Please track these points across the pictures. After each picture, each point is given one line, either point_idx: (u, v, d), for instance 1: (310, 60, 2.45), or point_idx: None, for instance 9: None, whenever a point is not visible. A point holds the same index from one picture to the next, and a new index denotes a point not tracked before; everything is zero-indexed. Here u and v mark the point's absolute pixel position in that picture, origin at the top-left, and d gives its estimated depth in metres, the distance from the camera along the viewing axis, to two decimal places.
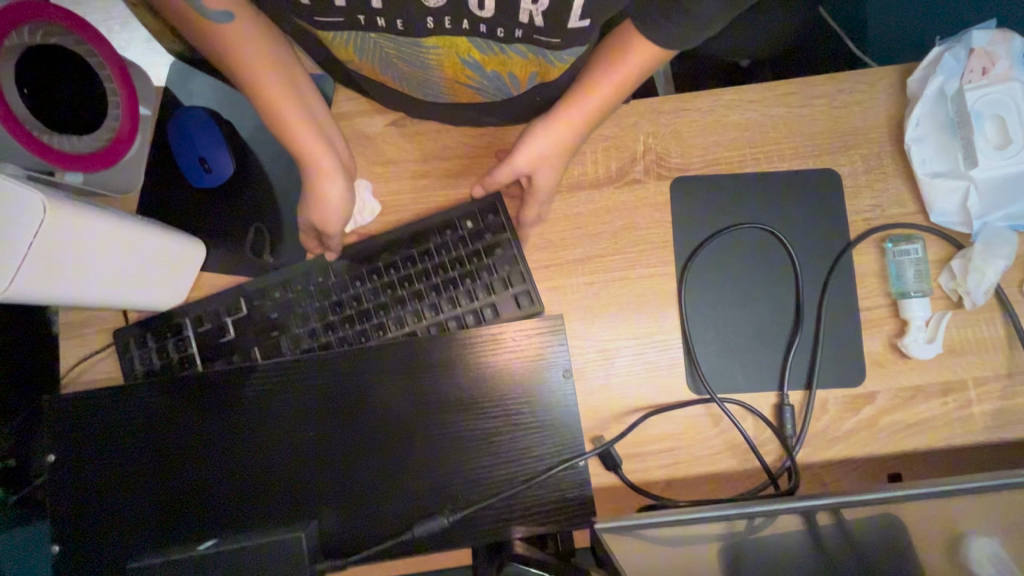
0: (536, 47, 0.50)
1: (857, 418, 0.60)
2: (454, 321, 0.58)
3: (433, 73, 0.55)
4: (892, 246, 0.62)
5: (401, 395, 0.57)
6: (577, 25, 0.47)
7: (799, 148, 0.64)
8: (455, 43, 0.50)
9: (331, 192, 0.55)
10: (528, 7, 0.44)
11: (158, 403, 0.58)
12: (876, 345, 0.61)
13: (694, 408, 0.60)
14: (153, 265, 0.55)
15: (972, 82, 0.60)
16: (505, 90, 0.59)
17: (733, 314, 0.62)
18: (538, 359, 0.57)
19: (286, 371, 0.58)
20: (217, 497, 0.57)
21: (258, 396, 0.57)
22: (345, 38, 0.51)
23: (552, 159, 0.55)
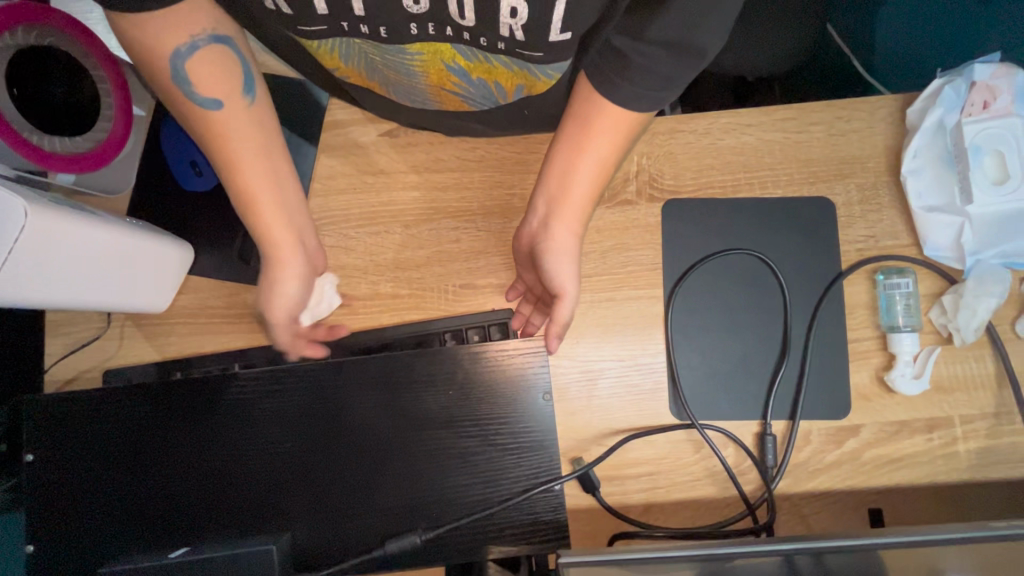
0: (520, 60, 0.50)
1: (840, 450, 0.60)
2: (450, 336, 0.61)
3: (419, 81, 0.55)
4: (882, 279, 0.61)
5: (382, 410, 0.57)
6: (559, 39, 0.46)
7: (794, 175, 0.63)
8: (438, 48, 0.49)
9: (284, 292, 0.54)
10: (508, 21, 0.44)
11: (134, 408, 0.58)
12: (862, 377, 0.61)
13: (675, 433, 0.60)
14: (142, 254, 0.55)
15: (973, 115, 0.60)
16: (489, 101, 0.57)
17: (719, 341, 0.62)
18: (518, 378, 0.57)
19: (265, 379, 0.58)
20: (195, 502, 0.57)
21: (236, 404, 0.58)
22: (330, 43, 0.50)
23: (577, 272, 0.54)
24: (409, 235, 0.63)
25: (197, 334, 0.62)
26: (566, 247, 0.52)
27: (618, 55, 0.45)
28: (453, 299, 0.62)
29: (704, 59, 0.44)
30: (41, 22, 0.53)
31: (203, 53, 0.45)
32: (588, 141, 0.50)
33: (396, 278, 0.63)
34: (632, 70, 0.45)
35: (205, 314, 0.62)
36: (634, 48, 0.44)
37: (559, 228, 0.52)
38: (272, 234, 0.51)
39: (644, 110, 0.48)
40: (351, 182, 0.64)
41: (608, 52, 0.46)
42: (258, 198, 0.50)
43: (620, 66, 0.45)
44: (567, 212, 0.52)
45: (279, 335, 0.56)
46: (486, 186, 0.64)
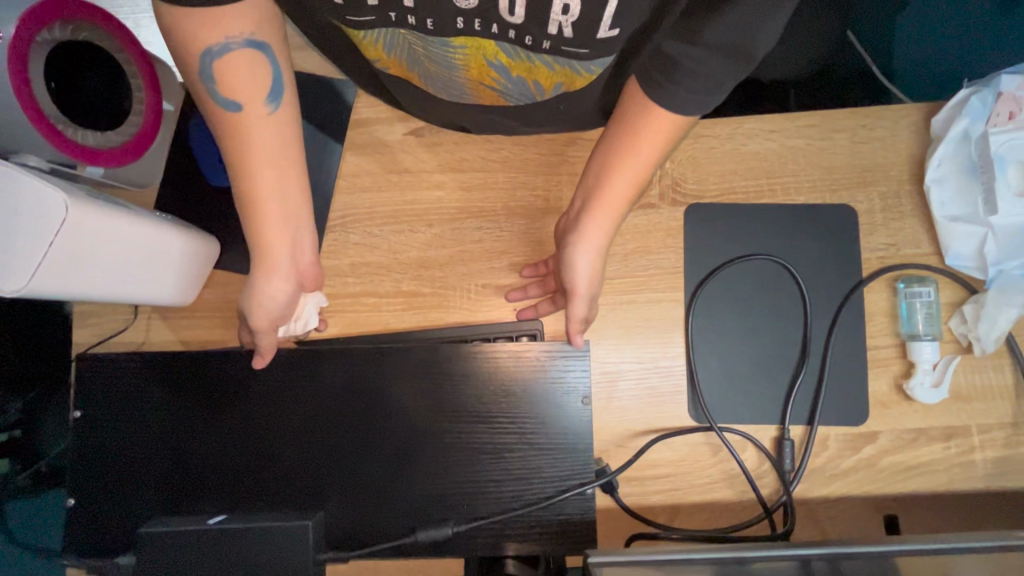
0: (562, 58, 0.50)
1: (857, 456, 0.60)
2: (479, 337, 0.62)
3: (459, 74, 0.54)
4: (904, 287, 0.61)
5: (418, 398, 0.56)
6: (605, 35, 0.46)
7: (816, 182, 0.64)
8: (482, 44, 0.49)
9: (264, 297, 0.53)
10: (557, 17, 0.44)
11: (174, 377, 0.57)
12: (880, 384, 0.61)
13: (694, 436, 0.60)
14: (175, 242, 0.56)
15: (998, 125, 0.59)
16: (527, 97, 0.57)
17: (739, 345, 0.62)
18: (561, 375, 0.56)
19: (309, 360, 0.57)
20: (224, 475, 0.55)
21: (277, 383, 0.57)
22: (376, 33, 0.50)
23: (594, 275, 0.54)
24: (433, 233, 0.64)
25: (222, 329, 0.63)
26: (593, 244, 0.52)
27: (669, 58, 0.45)
28: (475, 298, 0.63)
29: (754, 63, 0.44)
30: (79, 18, 0.53)
31: (234, 54, 0.46)
32: (636, 139, 0.49)
33: (418, 277, 0.63)
34: (680, 71, 0.45)
35: (231, 307, 0.63)
36: (684, 51, 0.44)
37: (590, 225, 0.52)
38: (267, 239, 0.51)
39: (685, 116, 0.47)
40: (376, 180, 0.65)
41: (658, 52, 0.46)
42: (265, 198, 0.50)
43: (667, 67, 0.45)
44: (601, 211, 0.52)
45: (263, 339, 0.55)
46: (510, 187, 0.64)
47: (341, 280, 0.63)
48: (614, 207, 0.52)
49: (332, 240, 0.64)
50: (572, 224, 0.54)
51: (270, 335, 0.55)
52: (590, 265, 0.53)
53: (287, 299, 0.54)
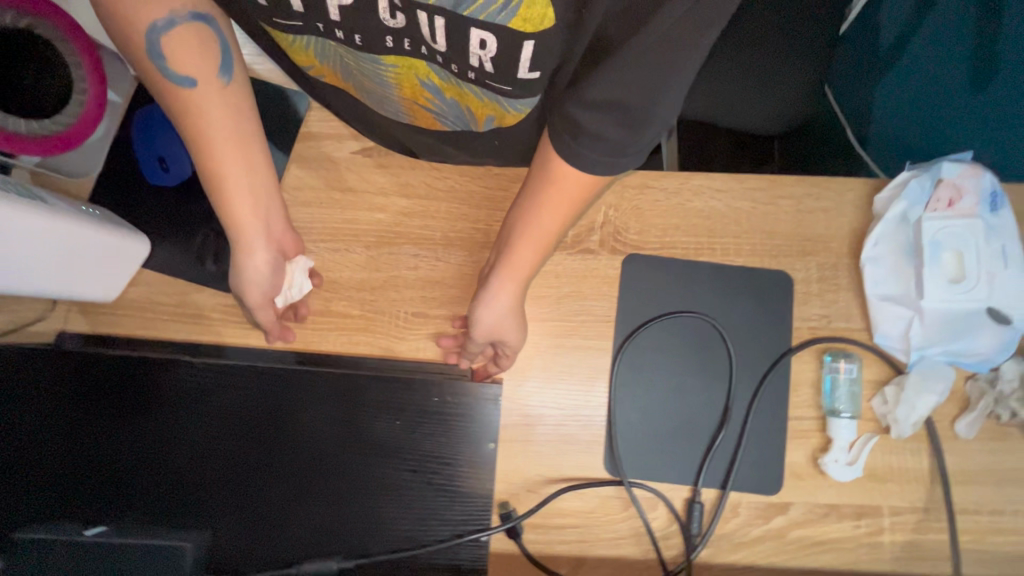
0: (489, 92, 0.50)
1: (767, 526, 0.59)
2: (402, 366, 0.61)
3: (392, 92, 0.55)
4: (829, 360, 0.61)
5: (326, 426, 0.55)
6: (526, 76, 0.47)
7: (756, 246, 0.64)
8: (413, 64, 0.50)
9: (247, 270, 0.56)
10: (476, 52, 0.45)
11: (89, 376, 0.56)
12: (797, 455, 0.60)
13: (606, 488, 0.59)
14: (96, 238, 0.56)
15: (937, 210, 0.60)
16: (462, 122, 0.57)
17: (663, 401, 0.61)
18: (475, 414, 0.56)
19: (223, 375, 0.56)
20: (120, 482, 0.54)
21: (187, 392, 0.56)
22: (307, 40, 0.51)
23: (506, 324, 0.55)
24: (368, 256, 0.63)
25: (140, 330, 0.61)
26: (500, 305, 0.53)
27: (573, 121, 0.44)
28: (403, 326, 0.62)
29: (659, 118, 0.44)
30: (24, 9, 0.54)
31: (181, 29, 0.47)
32: (553, 188, 0.49)
33: (347, 298, 0.62)
34: (581, 128, 0.44)
35: (153, 308, 0.62)
36: (584, 115, 0.44)
37: (500, 287, 0.53)
38: (240, 217, 0.54)
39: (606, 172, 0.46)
40: (317, 196, 0.64)
41: (564, 110, 0.45)
42: (232, 173, 0.52)
43: (574, 124, 0.44)
44: (510, 275, 0.53)
45: (259, 315, 0.58)
46: (452, 219, 0.64)
47: None
48: (524, 256, 0.52)
49: None
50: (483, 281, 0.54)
51: (266, 310, 0.58)
52: (499, 322, 0.54)
53: (272, 270, 0.57)
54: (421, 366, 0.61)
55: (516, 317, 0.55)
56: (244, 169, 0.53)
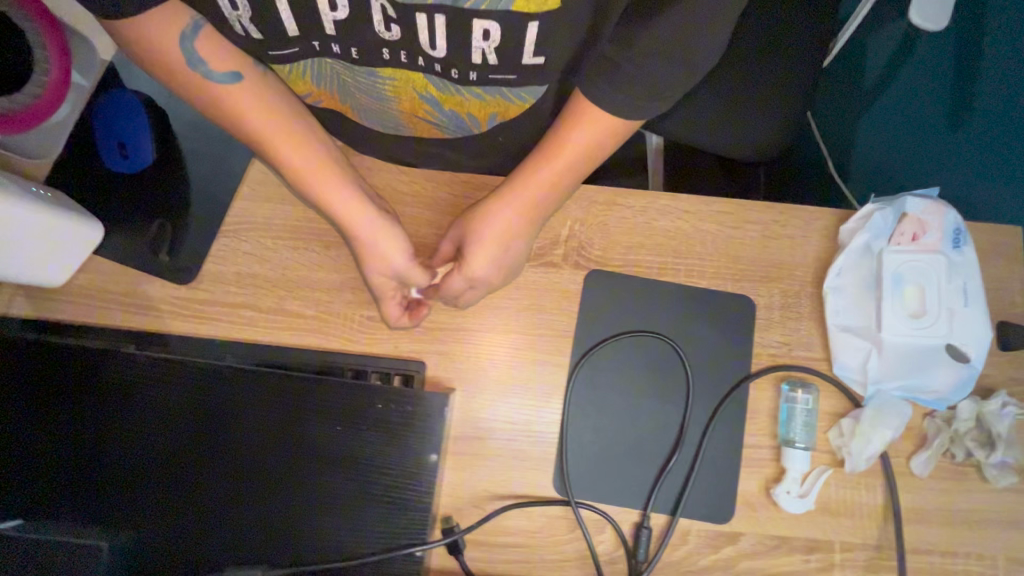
0: (491, 92, 0.57)
1: (715, 556, 0.58)
2: (351, 369, 0.59)
3: (393, 106, 0.61)
4: (786, 389, 0.60)
5: (264, 428, 0.53)
6: (531, 61, 0.51)
7: (720, 269, 0.63)
8: (411, 78, 0.55)
9: (379, 247, 0.56)
10: (479, 44, 0.49)
11: (19, 364, 0.54)
12: (750, 485, 0.59)
13: (553, 507, 0.58)
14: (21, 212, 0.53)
15: (901, 245, 0.60)
16: (461, 127, 0.64)
17: (616, 421, 0.60)
18: (418, 425, 0.54)
19: (161, 370, 0.54)
20: (48, 478, 0.52)
21: (123, 386, 0.54)
22: (304, 66, 0.56)
23: (490, 255, 0.55)
24: (328, 256, 0.62)
25: (86, 319, 0.60)
26: (506, 223, 0.55)
27: (612, 63, 0.47)
28: (357, 329, 0.61)
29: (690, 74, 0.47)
30: None
31: (204, 33, 0.48)
32: (576, 137, 0.52)
33: (303, 298, 0.61)
34: (626, 79, 0.47)
35: (101, 296, 0.60)
36: (627, 63, 0.47)
37: (499, 211, 0.55)
38: (350, 201, 0.55)
39: (634, 119, 0.50)
40: (279, 192, 0.63)
41: (603, 65, 0.48)
42: (308, 151, 0.54)
43: (612, 72, 0.48)
44: (507, 201, 0.55)
45: (415, 276, 0.59)
46: (415, 223, 0.63)
47: (223, 287, 0.61)
48: (535, 199, 0.55)
49: (222, 244, 0.61)
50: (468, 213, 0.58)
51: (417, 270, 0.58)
52: (472, 242, 0.56)
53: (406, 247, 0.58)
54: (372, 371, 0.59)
55: (512, 249, 0.56)
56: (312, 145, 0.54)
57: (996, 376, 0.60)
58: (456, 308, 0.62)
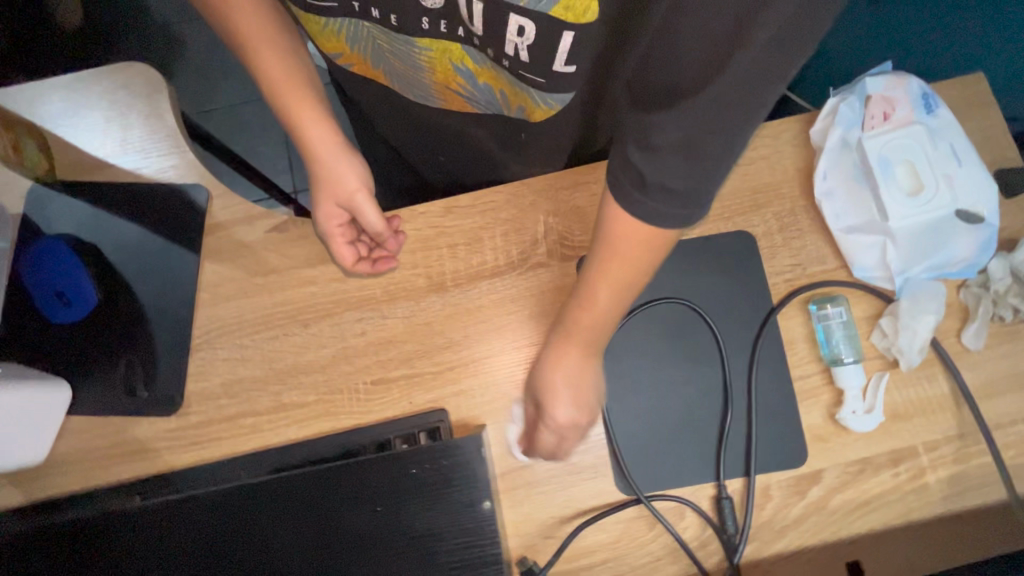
0: (525, 83, 0.54)
1: (805, 502, 0.55)
2: (373, 443, 0.55)
3: (424, 76, 0.58)
4: (816, 309, 0.57)
5: (298, 537, 0.49)
6: (562, 70, 0.51)
7: (707, 213, 0.60)
8: (447, 47, 0.53)
9: (336, 175, 0.56)
10: (514, 39, 0.48)
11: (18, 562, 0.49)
12: (814, 417, 0.56)
13: (626, 510, 0.54)
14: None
15: (876, 128, 0.58)
16: (493, 105, 0.62)
17: (659, 400, 0.57)
18: (454, 477, 0.49)
19: (171, 512, 0.50)
20: None
21: (136, 546, 0.49)
22: (339, 25, 0.55)
23: (579, 398, 0.52)
24: (310, 334, 0.58)
25: (84, 484, 0.55)
26: (568, 371, 0.51)
27: (636, 169, 0.39)
28: (365, 399, 0.57)
29: (722, 172, 0.39)
30: None
31: None
32: (613, 268, 0.45)
33: (300, 386, 0.57)
34: (652, 184, 0.39)
35: (89, 457, 0.56)
36: (647, 158, 0.38)
37: (564, 364, 0.51)
38: (309, 129, 0.56)
39: (665, 231, 0.42)
40: (240, 287, 0.59)
41: (622, 163, 0.40)
42: (284, 74, 0.54)
43: (637, 178, 0.39)
44: (571, 341, 0.51)
45: (370, 215, 0.56)
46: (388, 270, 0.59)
47: (215, 403, 0.57)
48: (590, 335, 0.50)
49: (199, 360, 0.57)
50: (542, 349, 0.54)
51: (375, 213, 0.56)
52: (551, 390, 0.52)
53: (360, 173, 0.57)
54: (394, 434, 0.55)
55: (587, 388, 0.52)
56: (291, 64, 0.55)
57: (1014, 226, 0.58)
58: (457, 342, 0.58)
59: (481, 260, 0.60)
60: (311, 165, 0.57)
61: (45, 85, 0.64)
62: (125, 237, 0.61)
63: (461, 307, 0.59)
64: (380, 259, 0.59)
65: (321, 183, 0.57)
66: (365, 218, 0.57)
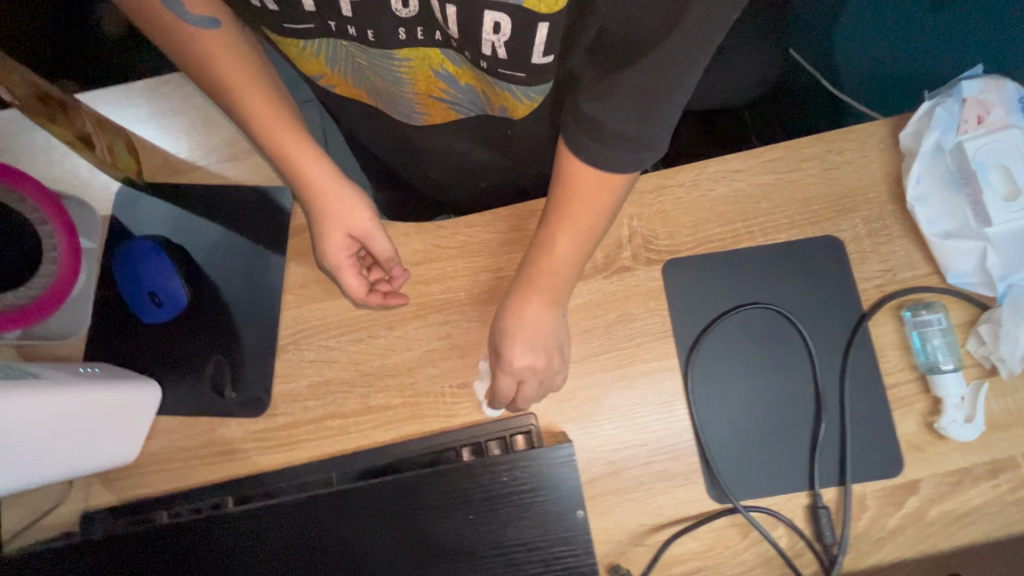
0: (501, 82, 0.52)
1: (902, 512, 0.54)
2: (469, 446, 0.54)
3: (407, 89, 0.57)
4: (911, 316, 0.56)
5: (390, 543, 0.48)
6: (540, 61, 0.47)
7: (793, 217, 0.60)
8: (425, 54, 0.51)
9: (347, 208, 0.55)
10: (490, 37, 0.45)
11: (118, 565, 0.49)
12: (908, 426, 0.55)
13: (718, 520, 0.53)
14: (96, 397, 0.50)
15: (969, 131, 0.57)
16: (477, 105, 0.60)
17: (748, 408, 0.56)
18: (542, 490, 0.48)
19: (259, 515, 0.49)
20: None
21: (231, 551, 0.49)
22: (319, 45, 0.54)
23: (535, 339, 0.52)
24: (394, 336, 0.58)
25: (173, 484, 0.55)
26: (530, 320, 0.52)
27: (589, 119, 0.44)
28: (451, 403, 0.57)
29: (665, 121, 0.44)
30: None
31: None
32: (579, 207, 0.48)
33: (386, 388, 0.57)
34: (607, 136, 0.44)
35: (178, 458, 0.56)
36: (604, 114, 0.43)
37: (529, 310, 0.52)
38: (298, 161, 0.54)
39: (622, 176, 0.46)
40: (325, 288, 0.59)
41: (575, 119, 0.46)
42: (248, 97, 0.52)
43: (587, 129, 0.45)
44: (531, 291, 0.52)
45: (378, 245, 0.56)
46: (472, 273, 0.59)
47: (301, 405, 0.57)
48: (553, 288, 0.52)
49: (285, 361, 0.57)
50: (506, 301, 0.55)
51: (383, 242, 0.56)
52: (511, 339, 0.53)
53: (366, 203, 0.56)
54: (482, 429, 0.55)
55: (546, 334, 0.53)
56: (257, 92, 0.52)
57: None
58: None
59: None
60: (313, 206, 0.55)
61: (127, 88, 0.64)
62: (211, 239, 0.61)
63: None
64: (390, 293, 0.57)
65: (323, 216, 0.55)
66: (375, 247, 0.56)
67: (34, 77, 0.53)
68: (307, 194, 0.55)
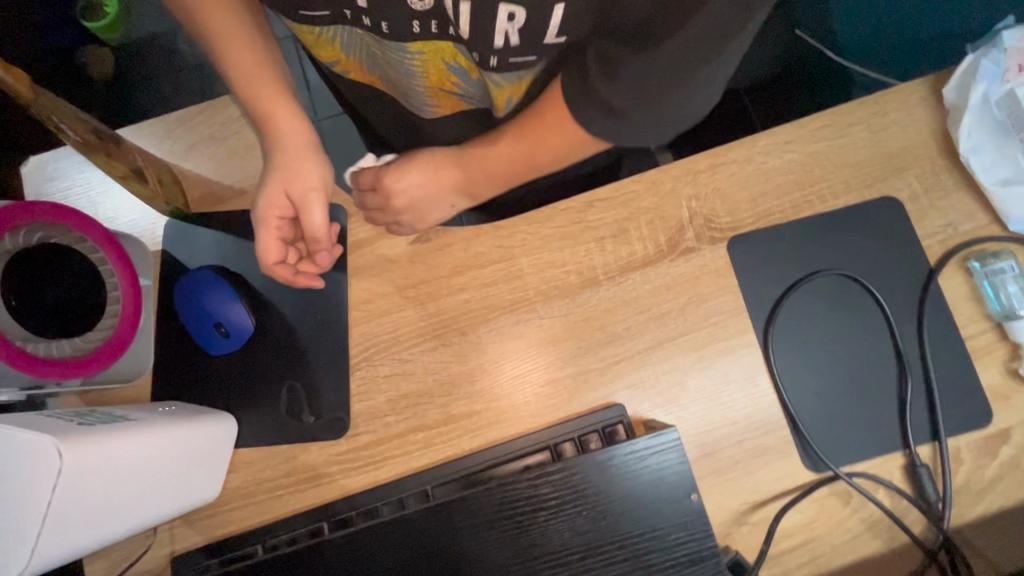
0: (509, 72, 0.52)
1: (998, 462, 0.54)
2: (568, 442, 0.54)
3: (419, 82, 0.58)
4: (979, 266, 0.57)
5: (506, 548, 0.47)
6: (555, 40, 0.46)
7: (849, 181, 0.60)
8: (440, 47, 0.51)
9: (299, 170, 0.53)
10: (505, 25, 0.44)
11: None
12: (991, 375, 0.55)
13: (819, 491, 0.53)
14: (181, 435, 0.48)
15: (1014, 80, 0.58)
16: (485, 98, 0.61)
17: (831, 375, 0.56)
18: (652, 480, 0.47)
19: (366, 537, 0.48)
20: None
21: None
22: (333, 32, 0.53)
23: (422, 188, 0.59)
24: (467, 341, 0.57)
25: (261, 517, 0.54)
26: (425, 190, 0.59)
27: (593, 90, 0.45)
28: (536, 402, 0.56)
29: (682, 107, 0.45)
30: (40, 221, 0.49)
31: None
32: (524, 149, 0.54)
33: (466, 395, 0.56)
34: (614, 109, 0.45)
35: (263, 490, 0.54)
36: (611, 86, 0.43)
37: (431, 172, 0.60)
38: (270, 113, 0.53)
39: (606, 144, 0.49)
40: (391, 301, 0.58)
41: (588, 94, 0.46)
42: (242, 61, 0.52)
43: (593, 101, 0.45)
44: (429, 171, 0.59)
45: (312, 216, 0.53)
46: (539, 270, 0.59)
47: (382, 421, 0.55)
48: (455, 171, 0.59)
49: (360, 379, 0.56)
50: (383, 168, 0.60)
51: (320, 215, 0.53)
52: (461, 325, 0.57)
53: (322, 173, 0.54)
54: (575, 425, 0.55)
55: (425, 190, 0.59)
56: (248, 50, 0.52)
57: None
58: (617, 336, 0.57)
59: (630, 251, 0.59)
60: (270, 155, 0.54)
61: (161, 120, 0.63)
62: None
63: (617, 300, 0.58)
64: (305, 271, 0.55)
65: (276, 166, 0.53)
66: (308, 219, 0.53)
67: (86, 116, 0.53)
68: (268, 140, 0.54)
